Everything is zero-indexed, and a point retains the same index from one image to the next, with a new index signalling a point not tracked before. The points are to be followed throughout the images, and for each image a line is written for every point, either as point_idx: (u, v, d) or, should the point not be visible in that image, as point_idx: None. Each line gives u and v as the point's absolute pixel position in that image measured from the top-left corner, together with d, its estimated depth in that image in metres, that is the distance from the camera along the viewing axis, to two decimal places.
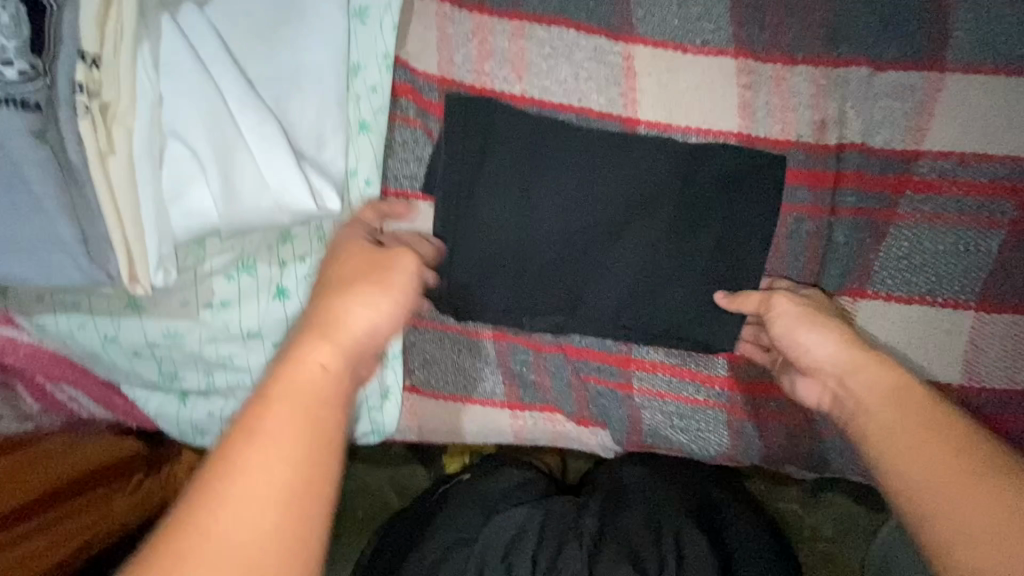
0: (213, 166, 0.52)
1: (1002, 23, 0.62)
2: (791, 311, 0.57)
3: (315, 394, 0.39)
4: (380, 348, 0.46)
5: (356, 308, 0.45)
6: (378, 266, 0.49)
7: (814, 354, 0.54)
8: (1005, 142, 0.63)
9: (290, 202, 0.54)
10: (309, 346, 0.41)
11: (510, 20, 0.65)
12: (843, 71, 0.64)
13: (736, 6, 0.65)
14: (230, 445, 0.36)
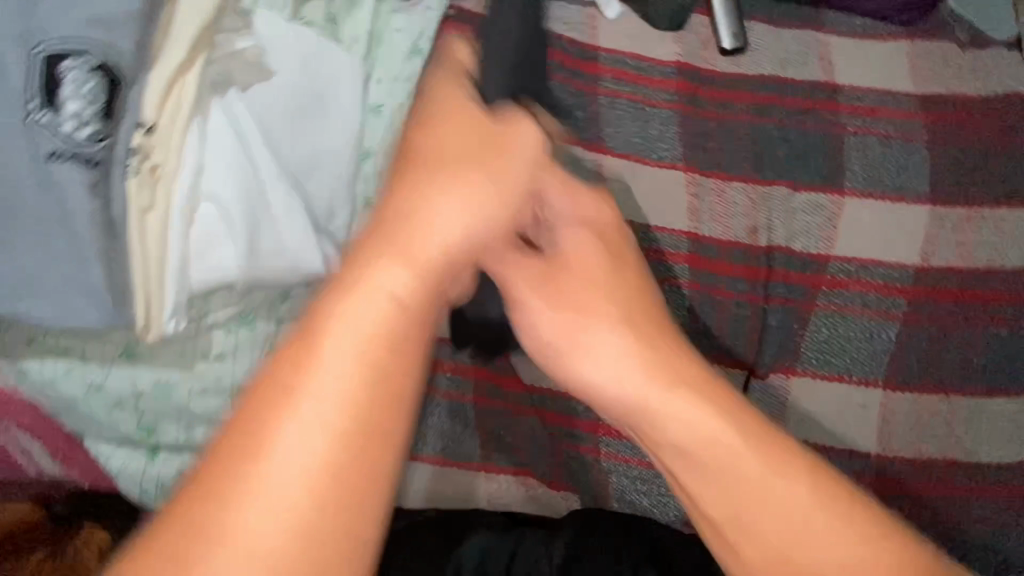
0: (241, 228, 0.58)
1: (883, 163, 0.80)
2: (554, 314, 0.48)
3: (381, 337, 0.36)
4: (473, 254, 0.43)
5: (450, 205, 0.41)
6: (488, 154, 0.45)
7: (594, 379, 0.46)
8: (895, 251, 0.79)
9: (304, 266, 0.61)
10: (382, 259, 0.38)
11: None
12: (769, 188, 0.80)
13: (685, 132, 0.81)
14: (273, 404, 0.33)
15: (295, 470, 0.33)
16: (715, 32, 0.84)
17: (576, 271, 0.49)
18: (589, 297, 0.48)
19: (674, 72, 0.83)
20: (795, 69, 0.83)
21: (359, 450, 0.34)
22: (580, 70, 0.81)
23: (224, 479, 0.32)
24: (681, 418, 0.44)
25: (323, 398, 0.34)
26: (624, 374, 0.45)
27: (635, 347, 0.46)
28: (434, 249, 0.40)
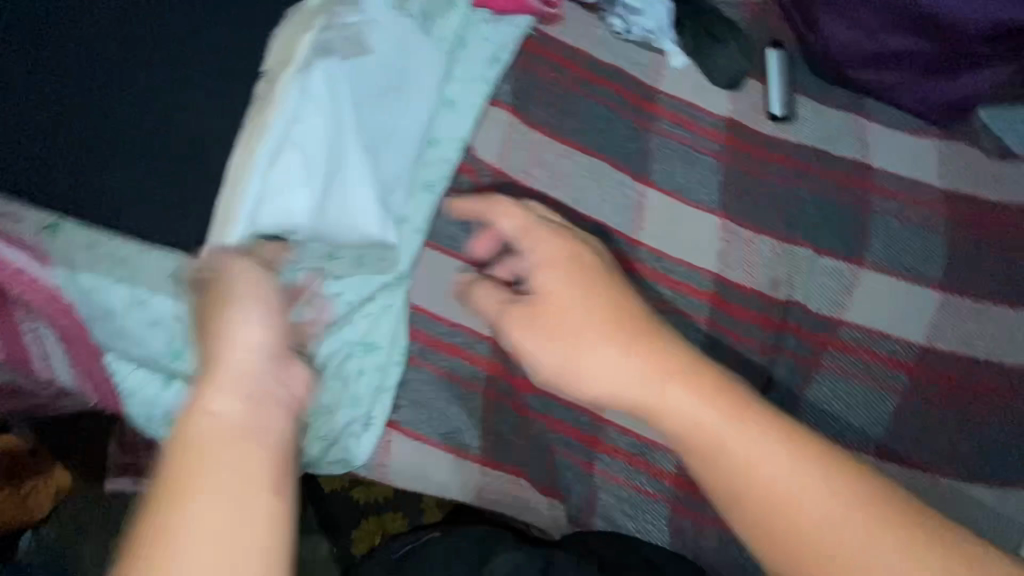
0: (316, 181, 0.66)
1: (902, 244, 0.86)
2: (557, 304, 0.56)
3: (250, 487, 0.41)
4: (262, 366, 0.47)
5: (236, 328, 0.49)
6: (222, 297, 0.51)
7: (586, 383, 0.54)
8: (902, 328, 0.84)
9: (365, 228, 0.70)
10: (211, 396, 0.44)
11: (559, 142, 0.84)
12: (792, 247, 0.85)
13: (727, 181, 0.87)
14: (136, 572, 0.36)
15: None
16: (766, 99, 0.91)
17: (552, 306, 0.56)
18: (579, 318, 0.55)
19: (724, 126, 0.90)
20: (834, 145, 0.90)
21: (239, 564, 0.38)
22: (638, 107, 0.88)
23: None
24: (750, 440, 0.49)
25: (188, 541, 0.38)
26: (630, 372, 0.52)
27: (629, 341, 0.53)
28: (234, 414, 0.44)
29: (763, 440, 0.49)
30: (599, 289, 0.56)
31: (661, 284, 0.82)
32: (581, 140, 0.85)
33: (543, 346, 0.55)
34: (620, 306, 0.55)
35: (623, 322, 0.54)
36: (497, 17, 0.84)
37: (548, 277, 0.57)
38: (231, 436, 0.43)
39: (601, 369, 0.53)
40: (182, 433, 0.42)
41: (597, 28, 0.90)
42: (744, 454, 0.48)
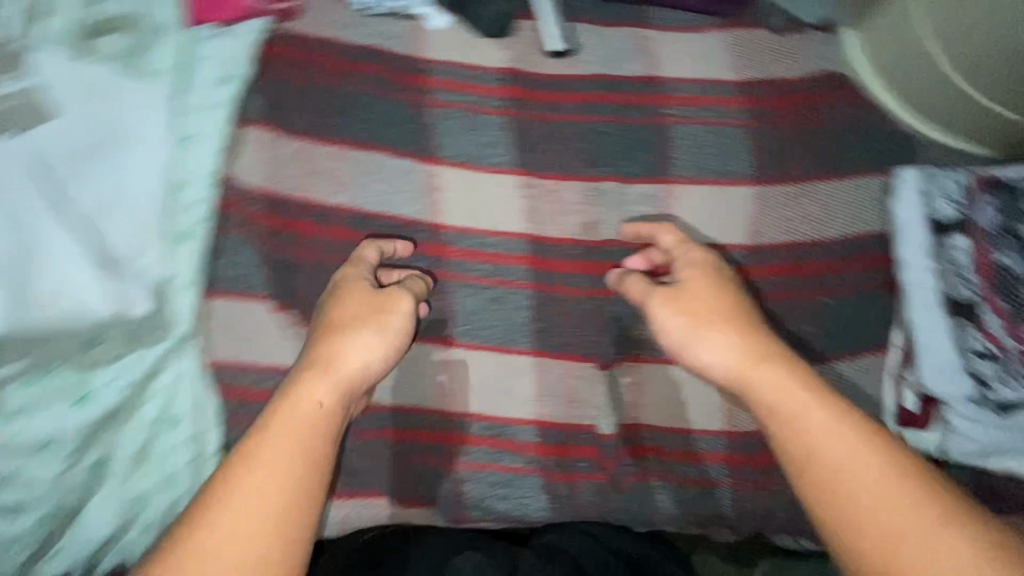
0: (22, 279, 0.65)
1: (707, 150, 0.84)
2: (695, 289, 0.66)
3: (299, 506, 0.52)
4: (367, 379, 0.63)
5: (356, 346, 0.62)
6: (377, 306, 0.65)
7: (705, 358, 0.63)
8: (724, 233, 0.82)
9: (98, 306, 0.67)
10: (315, 387, 0.58)
11: (329, 143, 0.77)
12: (599, 184, 0.82)
13: (517, 135, 0.82)
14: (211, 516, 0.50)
15: (225, 549, 0.49)
16: (541, 37, 0.85)
17: (693, 291, 0.66)
18: (688, 298, 0.66)
19: (504, 78, 0.84)
20: (620, 67, 0.86)
21: (281, 527, 0.51)
22: (406, 83, 0.81)
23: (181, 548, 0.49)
24: (785, 390, 0.58)
25: (240, 520, 0.50)
26: (728, 349, 0.62)
27: (721, 317, 0.64)
28: (318, 422, 0.57)
29: (822, 414, 0.55)
30: (725, 294, 0.66)
31: (475, 261, 0.79)
32: (351, 137, 0.78)
33: (671, 319, 0.66)
34: (750, 320, 0.64)
35: (749, 326, 0.63)
36: (228, 26, 0.77)
37: (690, 272, 0.68)
38: (311, 432, 0.56)
39: (720, 346, 0.62)
40: (287, 408, 0.57)
41: (339, 10, 0.82)
42: (812, 431, 0.55)
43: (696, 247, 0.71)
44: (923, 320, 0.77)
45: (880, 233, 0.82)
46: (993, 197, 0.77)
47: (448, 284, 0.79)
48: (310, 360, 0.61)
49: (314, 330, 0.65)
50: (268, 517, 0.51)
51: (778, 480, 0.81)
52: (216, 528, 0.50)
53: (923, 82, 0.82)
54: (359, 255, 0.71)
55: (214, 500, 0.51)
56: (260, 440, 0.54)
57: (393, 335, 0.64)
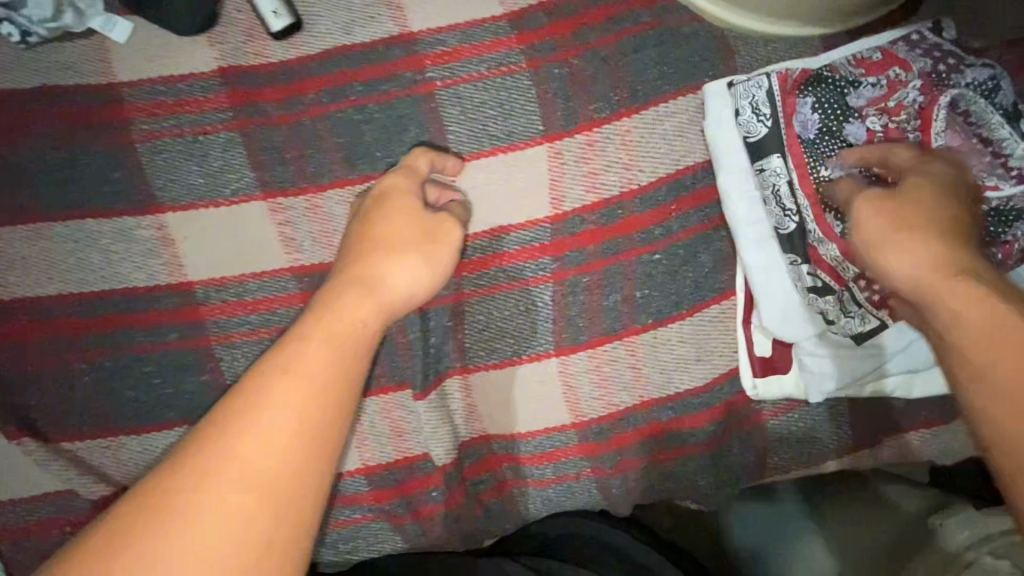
0: None
1: (484, 112, 0.70)
2: (918, 194, 0.57)
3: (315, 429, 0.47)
4: (411, 307, 0.61)
5: (400, 267, 0.59)
6: (427, 229, 0.62)
7: (899, 266, 0.55)
8: (524, 208, 0.70)
9: None
10: (355, 305, 0.55)
11: (23, 225, 0.64)
12: (366, 186, 0.69)
13: (253, 150, 0.68)
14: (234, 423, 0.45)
15: (262, 443, 0.45)
16: (257, 15, 0.69)
17: (909, 194, 0.57)
18: (928, 206, 0.56)
19: (219, 83, 0.68)
20: (360, 32, 0.70)
21: (320, 433, 0.47)
22: (96, 122, 0.66)
23: (200, 453, 0.44)
24: (964, 292, 0.50)
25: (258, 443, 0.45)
26: (937, 259, 0.53)
27: (947, 234, 0.54)
28: (364, 347, 0.54)
29: (982, 304, 0.49)
30: (951, 206, 0.56)
31: (235, 315, 0.67)
32: (46, 210, 0.64)
33: (868, 218, 0.57)
34: (957, 231, 0.55)
35: (953, 237, 0.54)
36: None
37: (914, 179, 0.58)
38: (344, 366, 0.51)
39: (918, 255, 0.54)
40: (334, 313, 0.54)
41: None
42: (955, 302, 0.51)
43: (942, 161, 0.59)
44: (757, 259, 0.69)
45: (706, 162, 0.70)
46: (816, 96, 0.65)
47: (214, 350, 0.66)
48: (352, 279, 0.58)
49: (359, 239, 0.62)
50: (311, 416, 0.47)
51: (642, 457, 0.75)
52: (245, 422, 0.45)
53: None
54: (408, 165, 0.66)
55: (249, 393, 0.47)
56: (306, 343, 0.50)
57: (440, 265, 0.62)
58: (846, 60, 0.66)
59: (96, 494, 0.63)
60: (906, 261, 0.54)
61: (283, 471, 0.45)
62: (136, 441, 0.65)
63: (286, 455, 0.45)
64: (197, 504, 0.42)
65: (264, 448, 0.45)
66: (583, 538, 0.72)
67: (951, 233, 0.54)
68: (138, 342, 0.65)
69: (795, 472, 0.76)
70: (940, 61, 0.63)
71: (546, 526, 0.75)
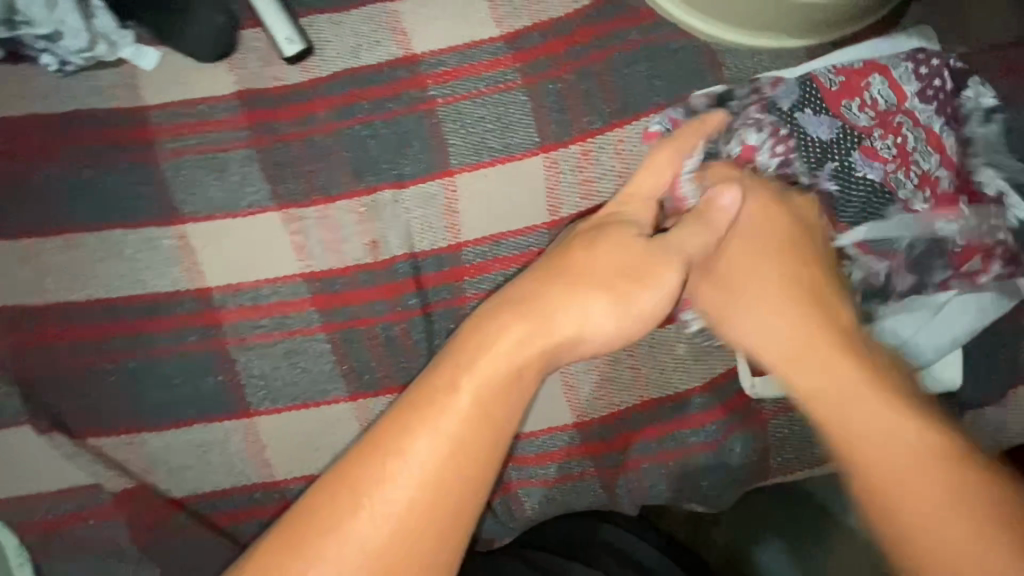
0: None
1: (484, 125, 0.74)
2: (737, 264, 0.65)
3: (446, 494, 0.47)
4: (582, 341, 0.56)
5: (572, 306, 0.55)
6: (624, 258, 0.58)
7: (743, 336, 0.64)
8: (523, 215, 0.73)
9: None
10: (516, 340, 0.52)
11: (58, 234, 0.69)
12: (372, 196, 0.73)
13: (268, 166, 0.73)
14: (378, 465, 0.47)
15: (388, 508, 0.46)
16: (273, 42, 0.75)
17: (738, 272, 0.65)
18: (744, 274, 0.64)
19: (237, 105, 0.74)
20: (367, 55, 0.76)
21: (456, 496, 0.47)
22: (129, 142, 0.72)
23: (346, 496, 0.46)
24: (813, 368, 0.57)
25: (390, 497, 0.46)
26: (781, 325, 0.61)
27: (767, 300, 0.63)
28: (516, 399, 0.51)
29: (828, 377, 0.56)
30: (770, 269, 0.64)
31: (251, 318, 0.70)
32: (78, 221, 0.70)
33: (710, 297, 0.66)
34: (791, 292, 0.62)
35: (791, 304, 0.62)
36: None
37: (733, 250, 0.65)
38: (492, 424, 0.49)
39: (753, 329, 0.63)
40: (490, 357, 0.51)
41: (31, 77, 0.72)
42: (808, 380, 0.57)
43: (754, 211, 0.66)
44: None
45: None
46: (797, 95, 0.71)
47: (231, 352, 0.70)
48: (520, 307, 0.55)
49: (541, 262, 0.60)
50: (442, 482, 0.47)
51: (645, 458, 0.75)
52: (386, 469, 0.47)
53: None
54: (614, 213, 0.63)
55: (388, 439, 0.48)
56: (451, 396, 0.49)
57: (631, 307, 0.57)
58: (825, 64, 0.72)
59: (118, 488, 0.66)
60: (740, 333, 0.64)
61: (400, 543, 0.45)
62: (156, 438, 0.68)
63: (411, 523, 0.46)
64: (317, 561, 0.44)
65: (386, 515, 0.46)
66: (601, 543, 0.70)
67: (785, 299, 0.62)
68: (160, 343, 0.69)
69: (798, 473, 0.75)
70: (916, 63, 0.71)
71: (547, 522, 0.74)
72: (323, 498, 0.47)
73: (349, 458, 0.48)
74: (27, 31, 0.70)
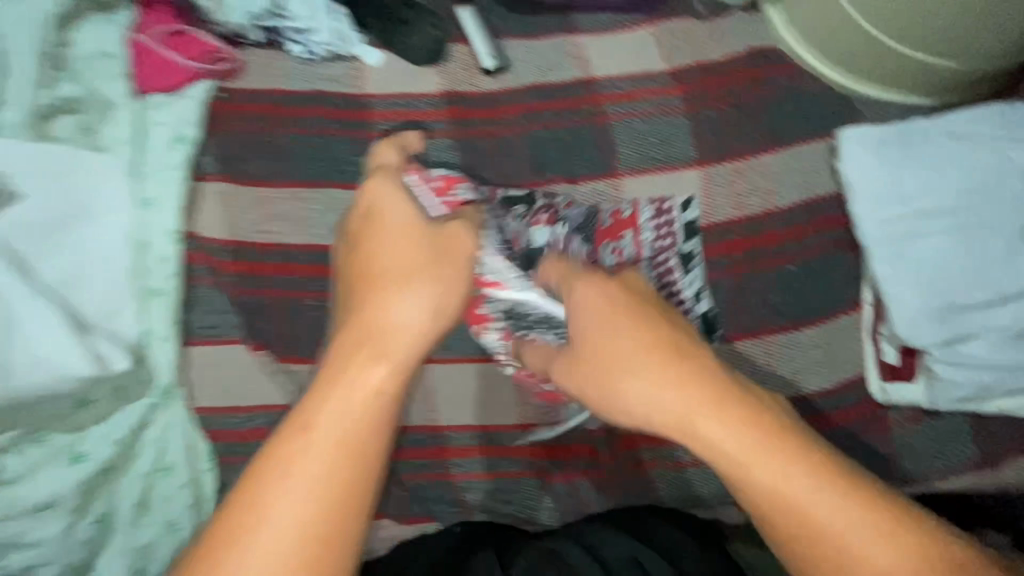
0: None
1: (648, 139, 0.86)
2: (598, 326, 0.57)
3: (338, 495, 0.50)
4: (426, 343, 0.58)
5: (411, 303, 0.58)
6: (437, 256, 0.61)
7: (634, 405, 0.55)
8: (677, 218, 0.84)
9: (71, 370, 0.67)
10: (371, 360, 0.55)
11: (285, 187, 0.81)
12: (549, 188, 0.85)
13: (462, 153, 0.85)
14: (263, 486, 0.49)
15: (287, 555, 0.47)
16: (475, 56, 0.89)
17: (600, 337, 0.57)
18: (607, 334, 0.57)
19: (442, 102, 0.87)
20: (553, 74, 0.89)
21: (347, 498, 0.50)
22: (351, 120, 0.85)
23: (243, 518, 0.48)
24: (727, 433, 0.52)
25: (272, 514, 0.48)
26: (663, 392, 0.54)
27: (649, 358, 0.55)
28: (391, 388, 0.54)
29: (745, 440, 0.52)
30: (630, 325, 0.56)
31: None
32: (304, 179, 0.82)
33: (579, 378, 0.59)
34: (670, 348, 0.55)
35: (652, 371, 0.54)
36: (174, 92, 0.80)
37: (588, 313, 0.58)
38: (360, 429, 0.52)
39: (645, 399, 0.54)
40: (341, 385, 0.53)
41: (278, 60, 0.86)
42: (729, 446, 0.52)
43: (545, 239, 0.65)
44: (888, 271, 0.79)
45: (833, 194, 0.84)
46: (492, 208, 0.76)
47: None
48: (349, 337, 0.56)
49: (349, 285, 0.61)
50: (336, 487, 0.50)
51: None
52: (281, 486, 0.49)
53: (849, 40, 0.85)
54: (372, 207, 0.65)
55: (269, 482, 0.49)
56: (310, 432, 0.51)
57: (445, 300, 0.59)
58: (586, 193, 0.85)
59: None
60: (624, 398, 0.56)
61: (303, 550, 0.47)
62: None
63: (311, 527, 0.48)
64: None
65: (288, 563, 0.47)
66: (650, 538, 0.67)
67: (660, 357, 0.55)
68: None
69: (936, 483, 0.78)
70: (654, 211, 0.82)
71: (674, 510, 0.75)
72: (223, 525, 0.48)
73: (234, 492, 0.50)
74: (287, 24, 0.85)
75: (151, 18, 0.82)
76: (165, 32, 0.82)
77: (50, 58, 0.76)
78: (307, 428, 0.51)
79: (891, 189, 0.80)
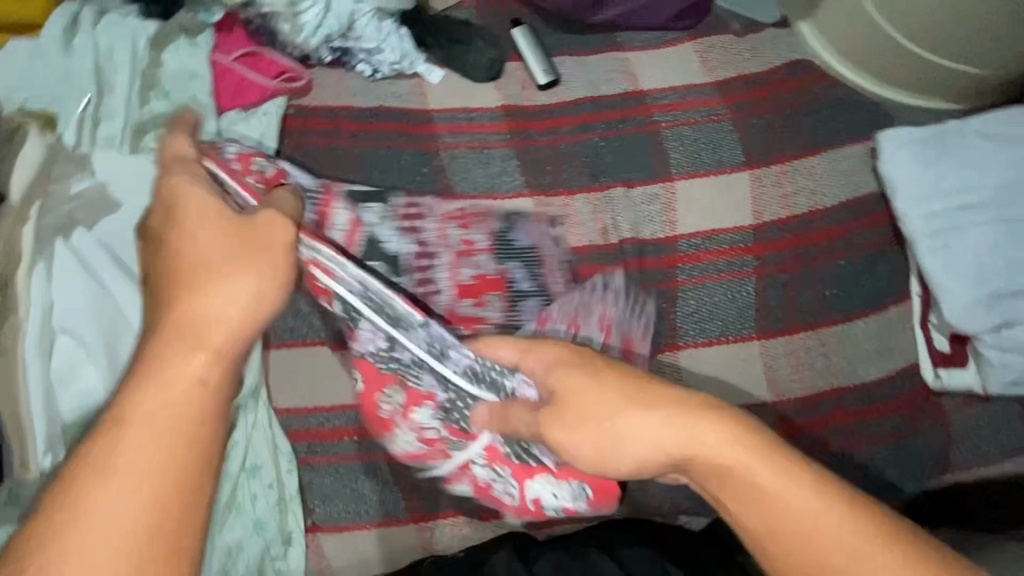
0: (99, 353, 0.69)
1: (698, 145, 0.91)
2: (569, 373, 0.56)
3: (162, 516, 0.41)
4: (244, 336, 0.47)
5: (208, 301, 0.46)
6: (252, 237, 0.50)
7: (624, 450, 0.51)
8: (729, 219, 0.88)
9: None
10: (185, 358, 0.44)
11: None
12: (607, 192, 0.89)
13: (522, 162, 0.90)
14: (60, 518, 0.40)
15: (104, 565, 0.39)
16: (530, 73, 0.94)
17: (577, 381, 0.55)
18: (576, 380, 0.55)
19: (501, 115, 0.92)
20: (604, 88, 0.95)
21: (164, 526, 0.40)
22: (417, 133, 0.90)
23: (40, 556, 0.39)
24: (720, 455, 0.48)
25: (77, 551, 0.39)
26: (650, 430, 0.50)
27: (621, 396, 0.52)
28: (177, 402, 0.43)
29: (739, 458, 0.48)
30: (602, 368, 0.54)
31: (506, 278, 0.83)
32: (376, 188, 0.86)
33: (555, 428, 0.55)
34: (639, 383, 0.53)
35: (627, 408, 0.51)
36: (250, 109, 0.85)
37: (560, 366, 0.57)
38: (181, 438, 0.42)
39: (636, 437, 0.50)
40: (155, 378, 0.43)
41: (346, 78, 0.91)
42: (720, 461, 0.48)
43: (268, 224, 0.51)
44: (936, 263, 0.83)
45: (873, 194, 0.90)
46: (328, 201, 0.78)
47: None
48: (160, 327, 0.45)
49: (154, 279, 0.49)
50: (159, 510, 0.41)
51: (834, 442, 0.83)
52: (82, 518, 0.40)
53: (882, 51, 0.91)
54: (171, 197, 0.52)
55: (64, 514, 0.40)
56: (123, 428, 0.42)
57: (272, 283, 0.48)
58: (436, 203, 0.85)
59: None
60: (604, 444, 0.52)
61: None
62: None
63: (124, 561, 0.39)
64: None
65: (119, 555, 0.39)
66: None
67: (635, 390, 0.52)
68: None
69: (977, 471, 0.83)
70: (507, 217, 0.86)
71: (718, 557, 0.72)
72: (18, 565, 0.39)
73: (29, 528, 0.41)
74: (356, 44, 0.90)
75: (228, 40, 0.87)
76: (238, 54, 0.86)
77: (143, 77, 0.81)
78: (123, 421, 0.42)
79: (933, 186, 0.85)
